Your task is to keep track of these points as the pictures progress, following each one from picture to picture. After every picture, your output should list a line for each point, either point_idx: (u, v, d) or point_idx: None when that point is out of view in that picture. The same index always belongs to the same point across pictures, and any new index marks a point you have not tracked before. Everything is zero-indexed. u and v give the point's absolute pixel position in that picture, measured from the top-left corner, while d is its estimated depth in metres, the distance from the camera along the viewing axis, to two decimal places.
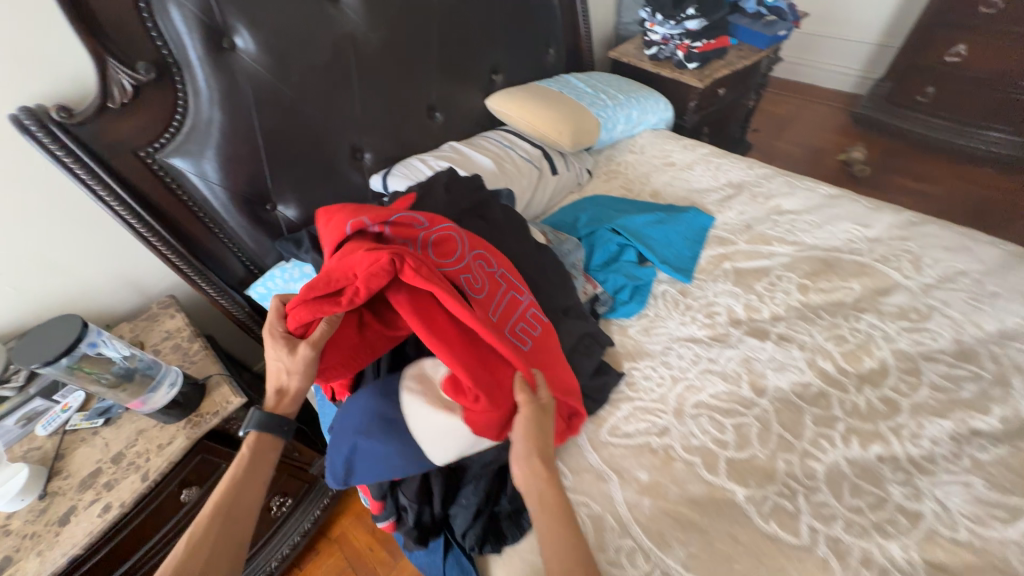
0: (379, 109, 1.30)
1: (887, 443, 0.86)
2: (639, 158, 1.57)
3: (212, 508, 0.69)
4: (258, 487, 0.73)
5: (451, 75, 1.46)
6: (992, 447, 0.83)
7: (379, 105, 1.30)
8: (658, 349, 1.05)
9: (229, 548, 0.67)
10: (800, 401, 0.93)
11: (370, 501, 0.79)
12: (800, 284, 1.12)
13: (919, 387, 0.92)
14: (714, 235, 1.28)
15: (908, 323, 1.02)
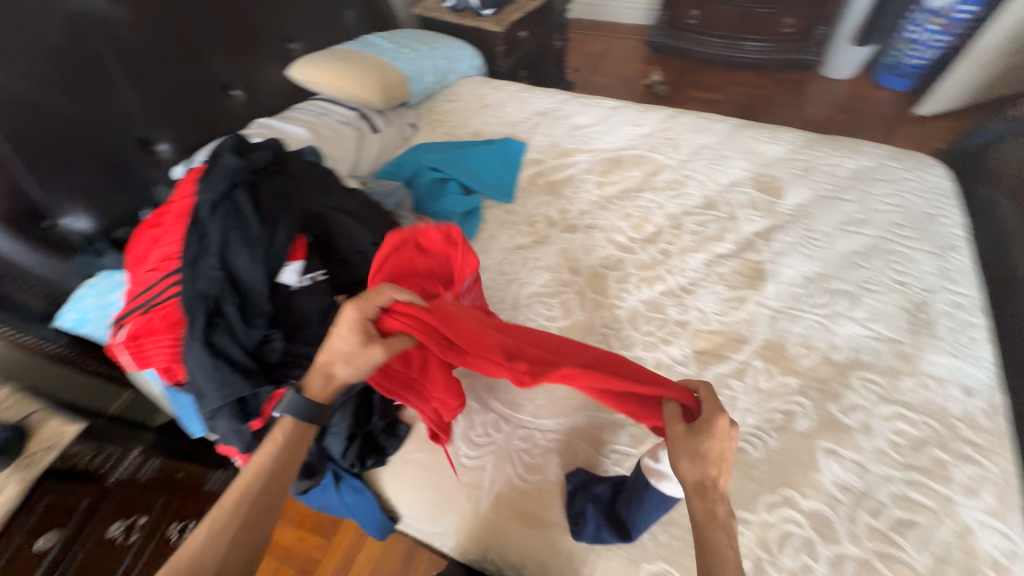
0: (160, 93, 1.20)
1: (665, 281, 1.12)
2: (457, 103, 1.67)
3: (244, 494, 0.63)
4: (282, 481, 0.66)
5: (239, 48, 1.37)
6: (728, 263, 1.13)
7: (159, 89, 1.19)
8: (494, 262, 1.19)
9: (243, 549, 0.61)
10: (605, 270, 1.15)
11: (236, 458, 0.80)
12: (597, 182, 1.35)
13: (682, 236, 1.20)
14: (528, 158, 1.45)
15: (673, 192, 1.29)
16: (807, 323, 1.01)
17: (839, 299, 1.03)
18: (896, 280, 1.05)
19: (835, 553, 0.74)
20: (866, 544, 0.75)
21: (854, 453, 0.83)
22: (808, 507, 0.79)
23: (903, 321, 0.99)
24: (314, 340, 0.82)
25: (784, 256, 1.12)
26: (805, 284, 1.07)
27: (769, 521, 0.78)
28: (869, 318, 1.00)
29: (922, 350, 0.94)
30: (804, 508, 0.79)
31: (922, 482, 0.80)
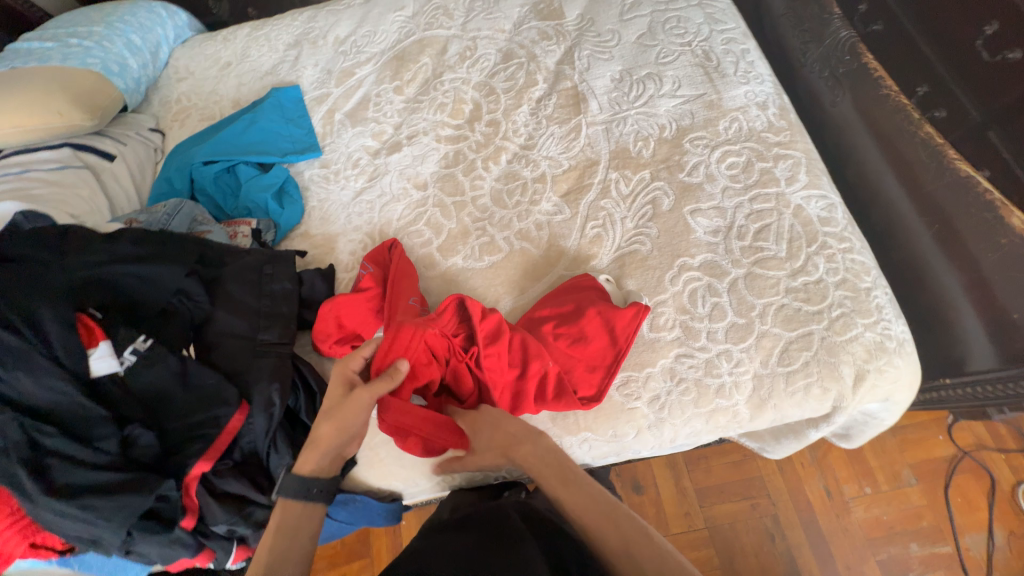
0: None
1: (506, 149, 1.10)
2: (193, 78, 1.34)
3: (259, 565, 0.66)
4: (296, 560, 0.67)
5: None
6: (550, 101, 1.13)
7: None
8: (341, 223, 1.07)
9: None
10: (450, 170, 1.10)
11: (195, 561, 0.73)
12: (395, 89, 1.22)
13: (500, 99, 1.16)
14: (310, 100, 1.25)
15: (470, 61, 1.22)
16: (634, 119, 1.07)
17: (648, 84, 1.10)
18: (681, 44, 1.13)
19: (730, 282, 0.89)
20: (746, 261, 0.90)
21: (711, 202, 0.96)
22: (698, 262, 0.92)
23: (701, 75, 1.09)
24: (187, 408, 0.70)
25: (590, 70, 1.14)
26: (617, 86, 1.11)
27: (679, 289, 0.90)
28: (676, 87, 1.09)
29: (722, 92, 1.06)
30: (696, 264, 0.92)
31: (762, 193, 0.95)
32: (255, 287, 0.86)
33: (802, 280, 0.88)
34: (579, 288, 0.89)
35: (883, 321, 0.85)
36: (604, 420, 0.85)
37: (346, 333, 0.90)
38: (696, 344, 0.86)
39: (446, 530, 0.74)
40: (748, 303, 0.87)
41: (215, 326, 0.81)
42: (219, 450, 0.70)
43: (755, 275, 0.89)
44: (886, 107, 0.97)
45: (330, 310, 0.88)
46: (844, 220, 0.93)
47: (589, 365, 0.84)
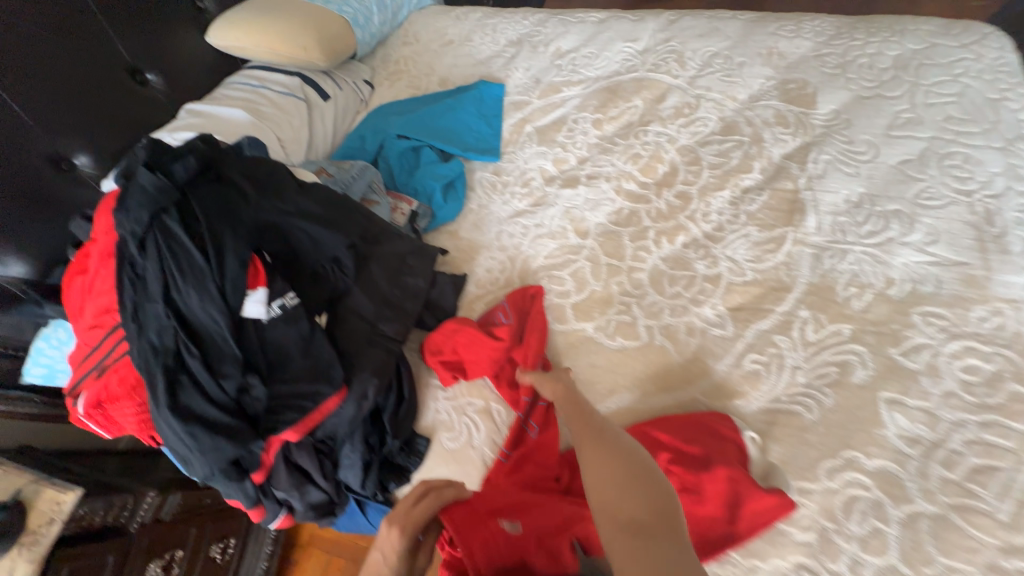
0: (69, 71, 0.97)
1: (687, 230, 0.98)
2: (416, 46, 1.42)
3: None
4: None
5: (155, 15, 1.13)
6: (757, 197, 0.98)
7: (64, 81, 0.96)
8: (491, 238, 1.05)
9: None
10: (616, 228, 1.01)
11: (248, 511, 0.76)
12: (595, 121, 1.15)
13: (700, 172, 1.03)
14: (509, 103, 1.24)
15: (684, 120, 1.10)
16: (857, 257, 0.88)
17: (892, 223, 0.89)
18: (956, 189, 0.90)
19: (908, 512, 0.69)
20: (942, 499, 0.69)
21: (921, 401, 0.75)
22: (870, 467, 0.73)
23: (969, 239, 0.85)
24: (299, 376, 0.72)
25: (823, 178, 0.97)
26: (851, 210, 0.92)
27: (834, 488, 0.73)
28: (929, 240, 0.87)
29: (993, 271, 0.82)
30: (867, 467, 0.73)
31: (1000, 423, 0.72)
32: (393, 275, 0.87)
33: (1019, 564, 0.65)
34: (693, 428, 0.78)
35: None
36: None
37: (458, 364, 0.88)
38: (830, 565, 0.69)
39: None
40: (925, 553, 0.67)
41: (347, 301, 0.83)
42: (308, 426, 0.71)
43: (949, 523, 0.68)
44: None
45: (453, 333, 0.88)
46: None
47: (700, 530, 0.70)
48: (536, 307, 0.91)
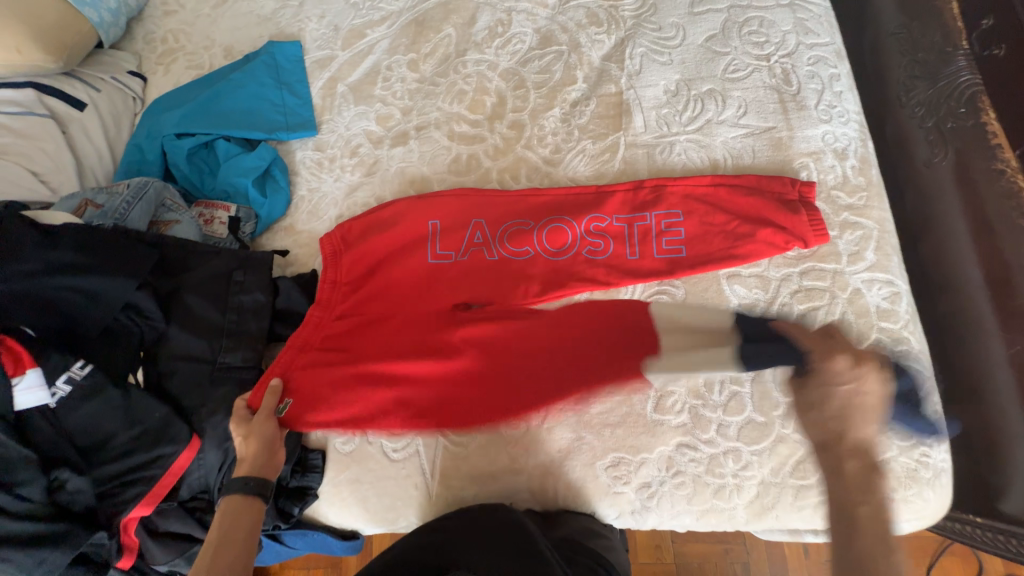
0: None
1: (527, 161, 0.94)
2: (181, 13, 1.16)
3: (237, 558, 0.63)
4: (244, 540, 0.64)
5: None
6: (586, 108, 0.95)
7: None
8: (331, 224, 0.95)
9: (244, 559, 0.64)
10: (458, 177, 0.95)
11: (121, 563, 0.66)
12: (410, 63, 1.04)
13: (527, 95, 0.98)
14: (311, 61, 1.07)
15: (500, 40, 1.02)
16: (683, 147, 0.90)
17: (707, 104, 0.92)
18: (756, 56, 0.93)
19: (761, 364, 0.77)
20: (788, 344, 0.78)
21: (754, 268, 0.82)
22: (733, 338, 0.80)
23: (773, 103, 0.90)
24: (128, 448, 0.65)
25: (641, 74, 0.95)
26: (670, 100, 0.93)
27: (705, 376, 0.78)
28: (740, 113, 0.90)
29: (794, 130, 0.88)
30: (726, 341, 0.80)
31: (816, 268, 0.81)
32: (220, 300, 0.78)
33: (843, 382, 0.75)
34: (720, 253, 0.83)
35: (924, 446, 0.74)
36: (586, 497, 0.78)
37: (374, 219, 0.92)
38: (703, 436, 0.77)
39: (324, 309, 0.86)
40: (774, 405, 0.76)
41: (169, 346, 0.72)
42: (163, 489, 0.65)
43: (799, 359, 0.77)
44: (996, 186, 0.80)
45: (368, 235, 0.91)
46: (907, 314, 0.79)
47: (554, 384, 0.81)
48: (438, 225, 0.91)
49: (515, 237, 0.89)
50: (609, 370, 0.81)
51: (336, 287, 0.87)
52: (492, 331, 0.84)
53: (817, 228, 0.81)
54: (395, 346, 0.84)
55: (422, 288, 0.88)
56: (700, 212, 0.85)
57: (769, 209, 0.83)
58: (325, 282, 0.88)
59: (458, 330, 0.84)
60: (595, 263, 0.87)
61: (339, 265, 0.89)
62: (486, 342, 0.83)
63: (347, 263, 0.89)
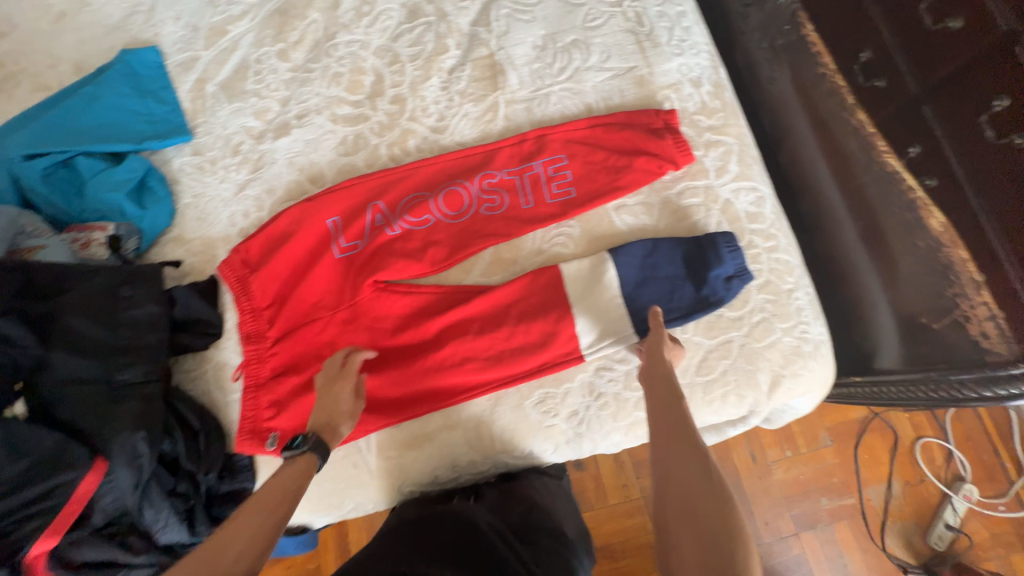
0: None
1: (414, 132, 0.96)
2: (15, 33, 1.06)
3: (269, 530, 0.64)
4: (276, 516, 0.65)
5: None
6: (463, 73, 0.98)
7: None
8: (224, 226, 0.92)
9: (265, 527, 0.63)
10: (349, 158, 0.95)
11: None
12: (280, 54, 1.01)
13: (404, 69, 0.99)
14: (173, 65, 1.02)
15: (368, 19, 1.02)
16: (558, 97, 0.95)
17: (573, 54, 0.97)
18: (610, 3, 0.99)
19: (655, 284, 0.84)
20: (676, 254, 0.84)
21: (637, 197, 0.89)
22: (629, 258, 0.85)
23: (631, 44, 0.96)
24: (16, 481, 0.61)
25: (509, 34, 0.99)
26: (540, 55, 0.97)
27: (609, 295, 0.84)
28: (604, 58, 0.96)
29: (653, 66, 0.95)
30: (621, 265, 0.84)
31: (690, 186, 0.88)
32: (108, 317, 0.74)
33: (730, 274, 0.83)
34: (605, 187, 0.88)
35: (802, 324, 0.84)
36: (521, 438, 0.82)
37: (267, 233, 0.87)
38: (616, 356, 0.83)
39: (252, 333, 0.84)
40: (676, 322, 0.82)
41: (54, 372, 0.69)
42: (68, 518, 0.63)
43: (695, 264, 0.84)
44: (823, 88, 0.91)
45: (267, 247, 0.87)
46: (772, 215, 0.89)
47: (513, 336, 0.83)
48: (337, 221, 0.89)
49: (416, 212, 0.89)
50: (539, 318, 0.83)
51: (252, 311, 0.85)
52: (421, 312, 0.86)
53: (684, 149, 0.88)
54: (332, 350, 0.85)
55: (342, 288, 0.87)
56: (581, 152, 0.90)
57: (640, 139, 0.89)
58: (243, 311, 0.84)
59: (389, 320, 0.86)
60: (496, 217, 0.89)
61: (247, 288, 0.85)
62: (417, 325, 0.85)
63: (254, 281, 0.85)
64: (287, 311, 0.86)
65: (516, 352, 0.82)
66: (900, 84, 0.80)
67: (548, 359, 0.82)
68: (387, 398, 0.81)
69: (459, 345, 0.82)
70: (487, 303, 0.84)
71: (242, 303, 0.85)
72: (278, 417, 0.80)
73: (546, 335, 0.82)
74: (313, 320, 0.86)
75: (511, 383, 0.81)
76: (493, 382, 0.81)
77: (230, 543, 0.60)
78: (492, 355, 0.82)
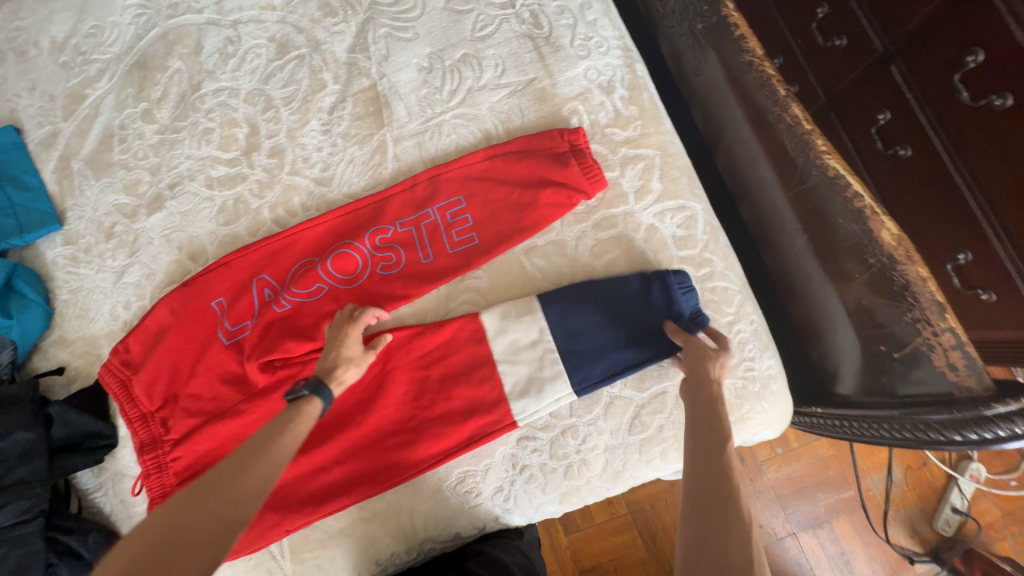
0: None
1: (298, 187, 0.85)
2: None
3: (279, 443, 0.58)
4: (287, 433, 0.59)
5: None
6: (344, 111, 0.86)
7: None
8: (106, 321, 0.84)
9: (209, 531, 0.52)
10: (228, 227, 0.85)
11: None
12: (144, 114, 0.91)
13: (279, 115, 0.88)
14: (34, 143, 0.92)
15: (234, 60, 0.90)
16: (451, 126, 0.83)
17: (464, 72, 0.84)
18: (501, 5, 0.85)
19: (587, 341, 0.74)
20: (623, 298, 0.74)
21: (548, 235, 0.78)
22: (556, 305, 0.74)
23: (529, 52, 0.83)
24: None
25: (390, 57, 0.86)
26: (427, 78, 0.85)
27: (531, 346, 0.74)
28: (499, 73, 0.83)
29: (555, 75, 0.82)
30: (545, 316, 0.74)
31: (606, 216, 0.77)
32: None
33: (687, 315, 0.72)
34: (511, 228, 0.77)
35: (747, 360, 0.74)
36: (442, 525, 0.74)
37: (147, 328, 0.79)
38: (538, 423, 0.74)
39: (146, 439, 0.77)
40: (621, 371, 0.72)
41: None
42: None
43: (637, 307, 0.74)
44: (750, 80, 0.77)
45: (149, 344, 0.79)
46: (705, 236, 0.77)
47: (431, 404, 0.74)
48: (221, 303, 0.80)
49: (302, 280, 0.78)
50: (458, 385, 0.75)
51: (142, 417, 0.78)
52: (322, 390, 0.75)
53: (594, 174, 0.76)
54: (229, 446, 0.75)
55: (234, 376, 0.78)
56: (481, 192, 0.79)
57: (545, 165, 0.78)
58: (131, 419, 0.77)
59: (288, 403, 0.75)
60: (396, 277, 0.79)
61: (134, 392, 0.78)
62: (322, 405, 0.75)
63: (140, 383, 0.78)
64: (178, 411, 0.78)
65: (441, 434, 0.73)
66: (869, 48, 0.75)
67: (475, 429, 0.73)
68: (303, 496, 0.73)
69: (375, 420, 0.74)
70: (401, 381, 0.75)
71: (130, 410, 0.78)
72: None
73: (471, 401, 0.74)
74: (208, 415, 0.77)
75: (442, 460, 0.73)
76: (422, 460, 0.73)
77: (212, 495, 0.53)
78: (412, 426, 0.74)
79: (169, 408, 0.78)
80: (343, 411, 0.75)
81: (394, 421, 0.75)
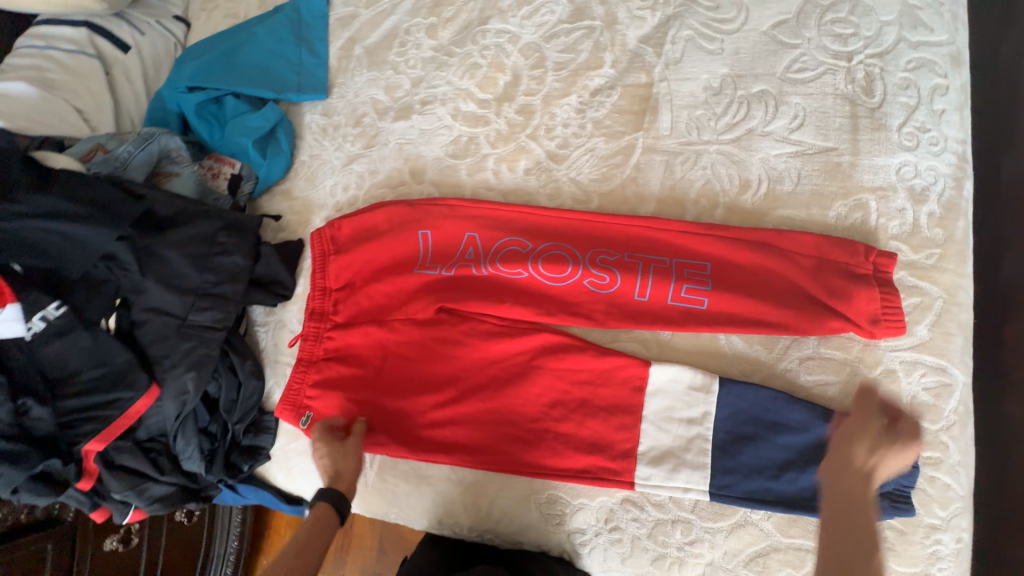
0: None
1: (529, 152, 0.85)
2: None
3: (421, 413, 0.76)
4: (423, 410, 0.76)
5: None
6: (607, 98, 0.82)
7: None
8: (324, 195, 0.93)
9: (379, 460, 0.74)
10: (453, 161, 0.88)
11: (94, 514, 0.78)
12: (428, 28, 0.96)
13: (544, 77, 0.87)
14: (334, 18, 1.03)
15: (528, 9, 0.90)
16: (711, 159, 0.75)
17: (755, 109, 0.75)
18: (834, 53, 0.73)
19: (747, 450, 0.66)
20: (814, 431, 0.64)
21: None
22: (735, 397, 0.67)
23: (842, 116, 0.71)
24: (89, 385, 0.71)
25: (682, 63, 0.80)
26: (709, 99, 0.77)
27: (686, 422, 0.68)
28: (794, 125, 0.73)
29: (861, 154, 0.69)
30: (718, 402, 0.67)
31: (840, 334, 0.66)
32: (198, 260, 0.79)
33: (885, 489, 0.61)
34: (728, 293, 0.69)
35: None
36: (517, 526, 0.74)
37: (359, 219, 0.86)
38: (653, 497, 0.68)
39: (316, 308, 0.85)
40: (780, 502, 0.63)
41: (144, 296, 0.76)
42: (113, 432, 0.72)
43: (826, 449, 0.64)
44: None
45: (354, 233, 0.86)
46: (952, 415, 0.62)
47: (562, 419, 0.72)
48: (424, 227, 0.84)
49: (502, 244, 0.79)
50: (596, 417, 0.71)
51: (322, 290, 0.86)
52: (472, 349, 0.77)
53: (892, 318, 0.64)
54: (376, 353, 0.81)
55: (405, 296, 0.82)
56: (733, 258, 0.70)
57: (800, 250, 0.68)
58: (314, 286, 0.86)
59: (440, 345, 0.78)
60: (596, 294, 0.74)
61: (326, 266, 0.86)
62: (466, 364, 0.77)
63: (334, 262, 0.86)
64: (351, 301, 0.85)
65: (557, 452, 0.71)
66: None
67: (591, 467, 0.70)
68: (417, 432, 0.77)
69: (506, 403, 0.74)
70: (544, 382, 0.73)
71: (317, 279, 0.86)
72: (317, 400, 0.81)
73: (598, 437, 0.70)
74: (370, 317, 0.83)
75: (548, 475, 0.71)
76: (530, 465, 0.72)
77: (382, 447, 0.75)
78: (532, 428, 0.73)
79: (345, 294, 0.85)
80: (479, 377, 0.76)
81: (518, 413, 0.74)
